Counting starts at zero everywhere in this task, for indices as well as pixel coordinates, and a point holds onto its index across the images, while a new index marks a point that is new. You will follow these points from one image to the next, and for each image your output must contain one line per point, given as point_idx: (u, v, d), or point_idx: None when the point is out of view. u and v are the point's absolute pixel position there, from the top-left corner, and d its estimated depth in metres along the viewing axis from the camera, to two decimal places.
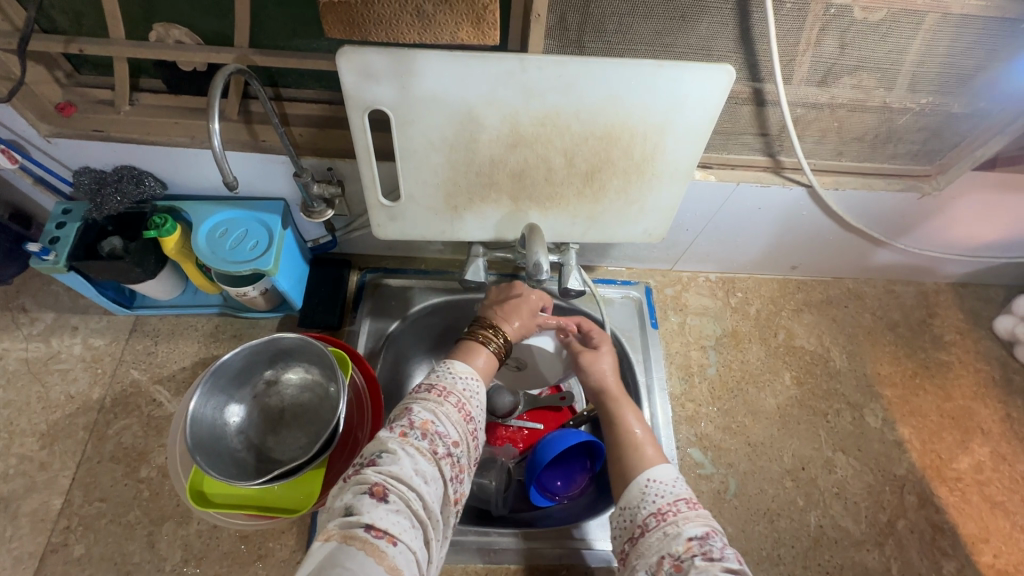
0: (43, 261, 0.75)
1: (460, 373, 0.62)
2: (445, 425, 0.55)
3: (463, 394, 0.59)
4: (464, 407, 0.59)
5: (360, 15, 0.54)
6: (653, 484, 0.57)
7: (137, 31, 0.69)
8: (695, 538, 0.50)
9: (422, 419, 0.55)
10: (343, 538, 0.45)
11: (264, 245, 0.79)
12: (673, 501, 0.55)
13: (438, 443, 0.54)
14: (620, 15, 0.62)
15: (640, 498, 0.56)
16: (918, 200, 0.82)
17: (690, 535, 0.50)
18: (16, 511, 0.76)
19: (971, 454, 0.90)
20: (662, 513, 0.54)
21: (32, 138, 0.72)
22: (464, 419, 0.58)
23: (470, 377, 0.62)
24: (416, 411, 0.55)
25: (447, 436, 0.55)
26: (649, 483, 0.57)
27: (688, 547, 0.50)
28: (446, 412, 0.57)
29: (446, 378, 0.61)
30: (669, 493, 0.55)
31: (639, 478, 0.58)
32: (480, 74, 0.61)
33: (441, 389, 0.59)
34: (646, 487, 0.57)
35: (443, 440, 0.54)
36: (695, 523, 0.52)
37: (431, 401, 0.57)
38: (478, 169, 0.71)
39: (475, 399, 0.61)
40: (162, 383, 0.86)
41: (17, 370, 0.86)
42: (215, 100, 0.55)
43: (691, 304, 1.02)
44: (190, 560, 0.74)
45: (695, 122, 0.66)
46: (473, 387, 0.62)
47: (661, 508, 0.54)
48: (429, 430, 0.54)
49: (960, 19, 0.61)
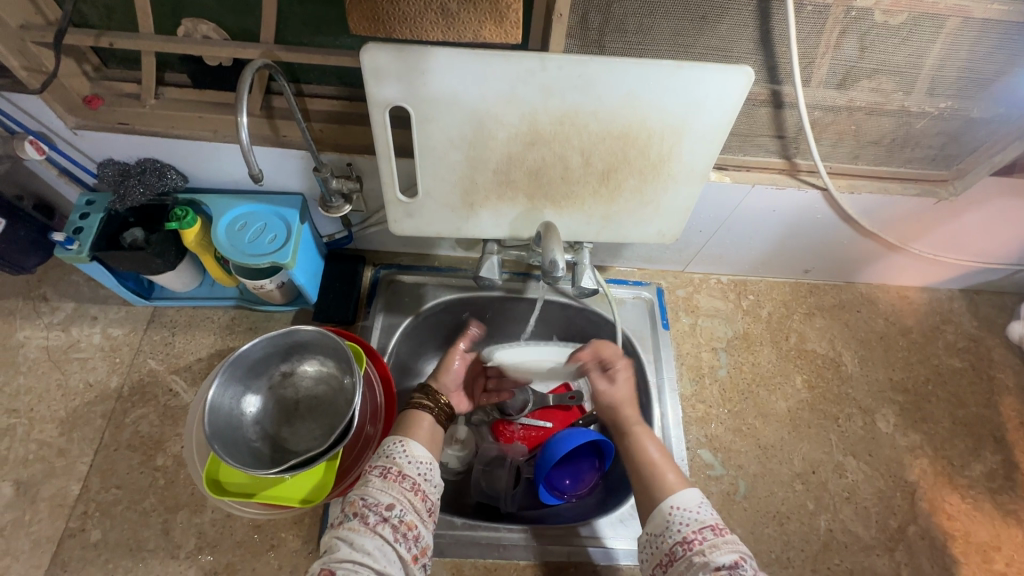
0: (67, 251, 0.76)
1: (386, 443, 0.65)
2: (373, 495, 0.59)
3: (385, 460, 0.62)
4: (391, 469, 0.61)
5: (385, 12, 0.55)
6: (677, 512, 0.59)
7: (165, 26, 0.71)
8: (724, 567, 0.53)
9: (351, 500, 0.59)
10: None
11: (282, 238, 0.80)
12: (698, 528, 0.58)
13: (370, 514, 0.57)
14: (641, 16, 0.63)
15: (665, 525, 0.59)
16: (934, 205, 0.82)
17: (718, 564, 0.54)
18: (36, 495, 0.78)
19: (983, 461, 0.90)
20: (687, 540, 0.57)
21: (60, 129, 0.74)
22: (396, 481, 0.60)
23: (395, 442, 0.65)
24: (347, 497, 0.60)
25: (377, 503, 0.58)
26: (674, 510, 0.60)
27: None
28: (373, 484, 0.60)
29: (372, 453, 0.64)
30: (696, 519, 0.58)
31: (664, 504, 0.61)
32: (501, 73, 0.61)
33: (368, 466, 0.63)
34: (670, 514, 0.60)
35: (375, 509, 0.58)
36: (723, 551, 0.55)
37: (360, 481, 0.61)
38: (496, 168, 0.72)
39: (401, 458, 0.63)
40: (179, 373, 0.87)
41: (37, 357, 0.87)
42: (243, 94, 0.56)
43: (702, 306, 1.02)
44: (204, 547, 0.75)
45: (712, 123, 0.67)
46: (396, 448, 0.64)
47: (687, 535, 0.57)
48: (358, 507, 0.58)
49: (981, 24, 0.61)
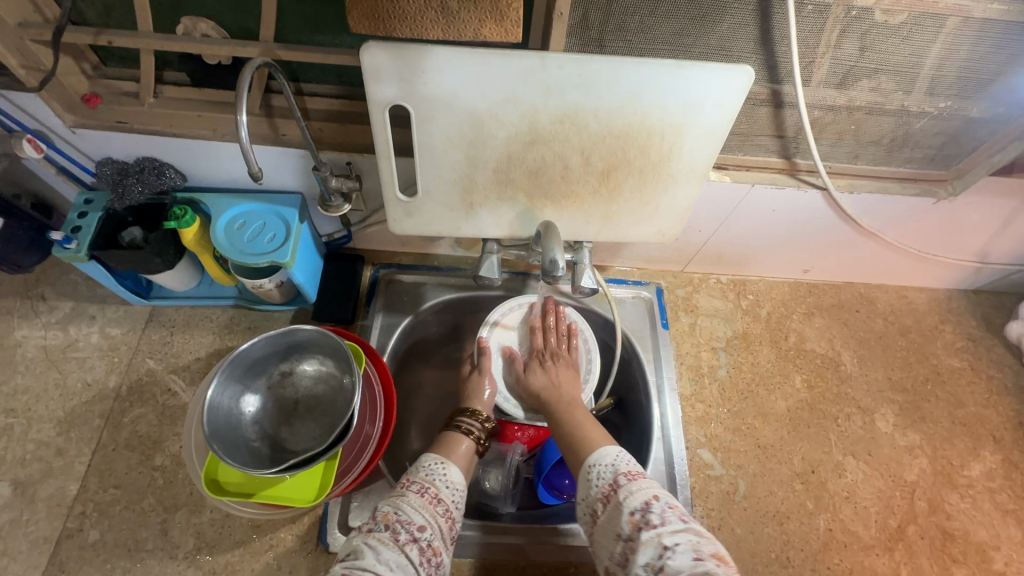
0: (66, 250, 0.76)
1: (426, 462, 0.66)
2: (407, 512, 0.59)
3: (424, 478, 0.63)
4: (428, 490, 0.62)
5: (385, 11, 0.55)
6: (595, 468, 0.62)
7: (164, 24, 0.71)
8: (637, 511, 0.56)
9: (384, 512, 0.59)
10: None
11: (281, 237, 0.79)
12: (613, 478, 0.60)
13: (401, 531, 0.57)
14: (642, 15, 0.62)
15: (586, 484, 0.62)
16: (932, 205, 0.82)
17: (632, 510, 0.56)
18: (33, 496, 0.77)
19: (982, 461, 0.90)
20: (604, 495, 0.59)
21: (58, 128, 0.74)
22: (430, 503, 0.61)
23: (437, 462, 0.66)
24: (380, 507, 0.60)
25: (410, 522, 0.58)
26: (592, 467, 0.62)
27: (633, 522, 0.55)
28: (408, 501, 0.60)
29: (410, 469, 0.66)
30: (610, 471, 0.61)
31: (585, 465, 0.64)
32: (501, 72, 0.61)
33: (405, 481, 0.64)
34: (588, 473, 0.62)
35: (406, 527, 0.58)
36: (637, 495, 0.57)
37: (394, 495, 0.61)
38: (495, 167, 0.71)
39: (439, 481, 0.64)
40: (177, 372, 0.87)
41: (35, 357, 0.87)
42: (242, 93, 0.56)
43: (702, 305, 1.02)
44: (202, 547, 0.75)
45: (713, 121, 0.67)
46: (436, 470, 0.65)
47: (604, 489, 0.60)
48: (391, 521, 0.58)
49: (981, 24, 0.62)
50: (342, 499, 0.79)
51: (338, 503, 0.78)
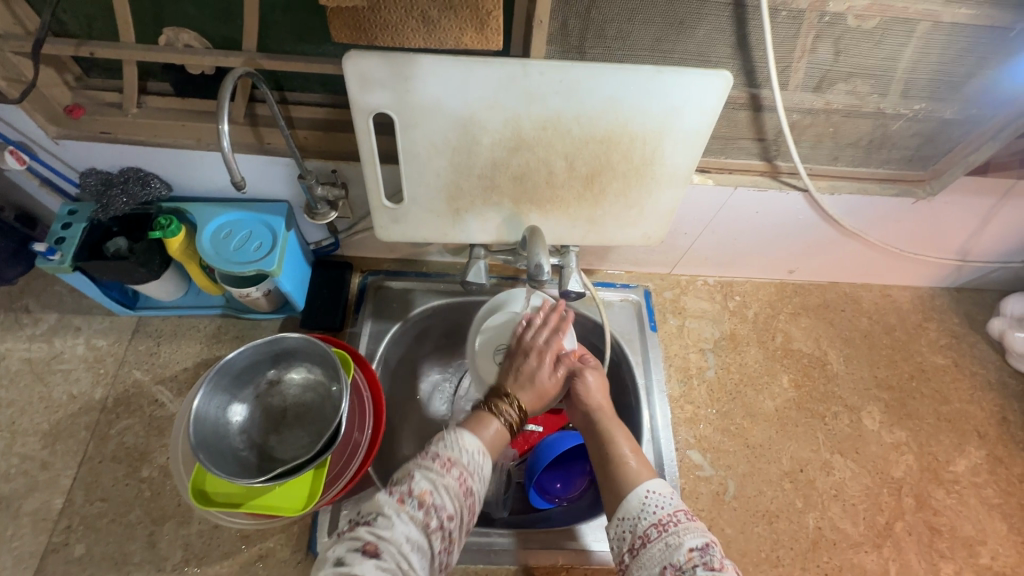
0: (49, 261, 0.75)
1: (470, 445, 0.59)
2: (444, 497, 0.54)
3: (469, 469, 0.57)
4: (467, 483, 0.57)
5: (366, 20, 0.55)
6: (653, 495, 0.58)
7: (146, 35, 0.71)
8: (697, 549, 0.52)
9: (422, 488, 0.54)
10: None
11: (267, 246, 0.79)
12: (672, 511, 0.56)
13: (432, 515, 0.53)
14: (621, 22, 0.63)
15: (638, 507, 0.57)
16: (911, 205, 0.84)
17: (692, 546, 0.52)
18: (18, 510, 0.77)
19: (967, 457, 0.91)
20: (662, 522, 0.55)
21: (41, 139, 0.74)
22: (464, 494, 0.56)
23: (479, 452, 0.60)
24: (416, 479, 0.55)
25: (443, 509, 0.54)
26: (650, 493, 0.58)
27: (690, 558, 0.52)
28: (449, 484, 0.55)
29: (458, 448, 0.58)
30: (670, 502, 0.57)
31: (638, 487, 0.59)
32: (483, 79, 0.62)
33: (447, 459, 0.57)
34: (644, 496, 0.58)
35: (439, 513, 0.53)
36: (695, 534, 0.54)
37: (436, 472, 0.56)
38: (480, 173, 0.72)
39: (479, 476, 0.58)
40: (164, 383, 0.87)
41: (20, 370, 0.86)
42: (224, 102, 0.56)
43: (690, 307, 1.03)
44: (191, 559, 0.75)
45: (694, 124, 0.68)
46: (480, 463, 0.59)
47: (660, 517, 0.56)
48: (426, 501, 0.53)
49: (950, 28, 0.63)
50: (332, 508, 0.78)
51: (328, 512, 0.78)
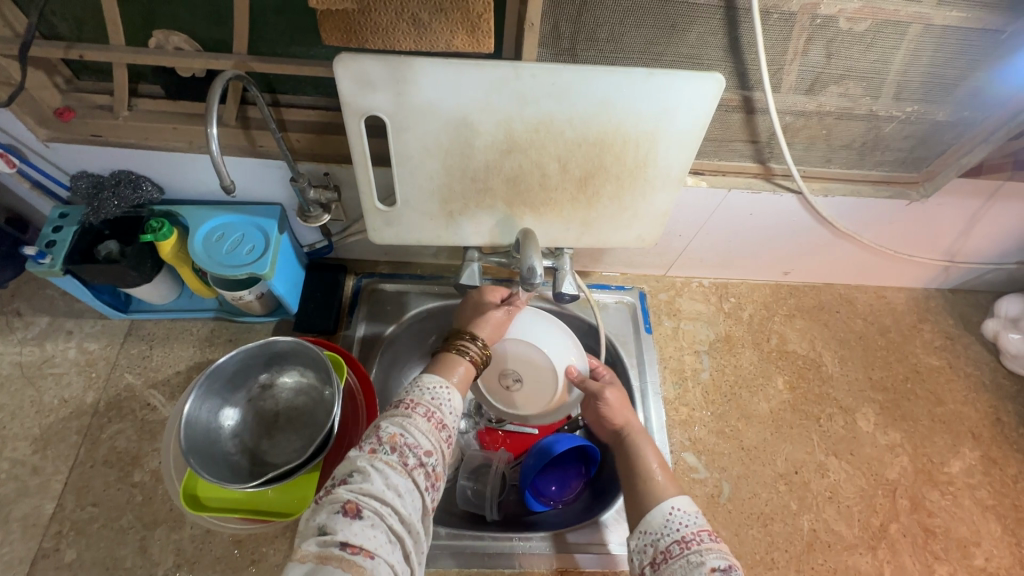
0: (39, 265, 0.75)
1: (429, 383, 0.61)
2: (415, 435, 0.55)
3: (431, 403, 0.58)
4: (434, 415, 0.58)
5: (356, 23, 0.55)
6: (676, 512, 0.58)
7: (136, 38, 0.70)
8: (718, 568, 0.51)
9: (390, 434, 0.54)
10: (320, 559, 0.45)
11: (260, 249, 0.79)
12: (695, 531, 0.56)
13: (409, 456, 0.53)
14: (613, 24, 0.63)
15: (661, 522, 0.58)
16: (905, 207, 0.84)
17: (713, 565, 0.52)
18: (8, 515, 0.76)
19: (962, 458, 0.91)
20: (685, 540, 0.55)
21: (31, 142, 0.73)
22: (436, 428, 0.57)
23: (442, 386, 0.61)
24: (384, 427, 0.55)
25: (419, 447, 0.54)
26: (674, 510, 0.58)
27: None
28: (416, 423, 0.56)
29: (415, 389, 0.60)
30: (693, 522, 0.57)
31: (662, 504, 0.59)
32: (475, 81, 0.62)
33: (410, 401, 0.58)
34: (668, 513, 0.58)
35: (416, 452, 0.54)
36: (717, 554, 0.53)
37: (400, 415, 0.56)
38: (473, 175, 0.72)
39: (445, 406, 0.60)
40: (157, 387, 0.86)
41: (11, 374, 0.86)
42: (213, 105, 0.56)
43: (684, 309, 1.03)
44: (182, 564, 0.74)
45: (687, 127, 0.67)
46: (442, 395, 0.60)
47: (684, 536, 0.56)
48: (398, 444, 0.54)
49: (942, 30, 0.63)
50: None
51: None
